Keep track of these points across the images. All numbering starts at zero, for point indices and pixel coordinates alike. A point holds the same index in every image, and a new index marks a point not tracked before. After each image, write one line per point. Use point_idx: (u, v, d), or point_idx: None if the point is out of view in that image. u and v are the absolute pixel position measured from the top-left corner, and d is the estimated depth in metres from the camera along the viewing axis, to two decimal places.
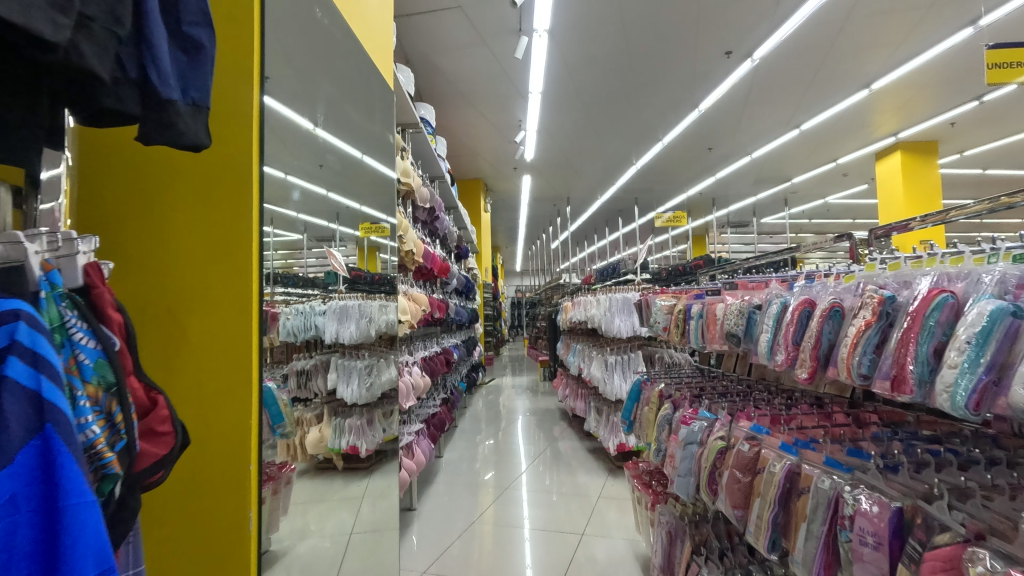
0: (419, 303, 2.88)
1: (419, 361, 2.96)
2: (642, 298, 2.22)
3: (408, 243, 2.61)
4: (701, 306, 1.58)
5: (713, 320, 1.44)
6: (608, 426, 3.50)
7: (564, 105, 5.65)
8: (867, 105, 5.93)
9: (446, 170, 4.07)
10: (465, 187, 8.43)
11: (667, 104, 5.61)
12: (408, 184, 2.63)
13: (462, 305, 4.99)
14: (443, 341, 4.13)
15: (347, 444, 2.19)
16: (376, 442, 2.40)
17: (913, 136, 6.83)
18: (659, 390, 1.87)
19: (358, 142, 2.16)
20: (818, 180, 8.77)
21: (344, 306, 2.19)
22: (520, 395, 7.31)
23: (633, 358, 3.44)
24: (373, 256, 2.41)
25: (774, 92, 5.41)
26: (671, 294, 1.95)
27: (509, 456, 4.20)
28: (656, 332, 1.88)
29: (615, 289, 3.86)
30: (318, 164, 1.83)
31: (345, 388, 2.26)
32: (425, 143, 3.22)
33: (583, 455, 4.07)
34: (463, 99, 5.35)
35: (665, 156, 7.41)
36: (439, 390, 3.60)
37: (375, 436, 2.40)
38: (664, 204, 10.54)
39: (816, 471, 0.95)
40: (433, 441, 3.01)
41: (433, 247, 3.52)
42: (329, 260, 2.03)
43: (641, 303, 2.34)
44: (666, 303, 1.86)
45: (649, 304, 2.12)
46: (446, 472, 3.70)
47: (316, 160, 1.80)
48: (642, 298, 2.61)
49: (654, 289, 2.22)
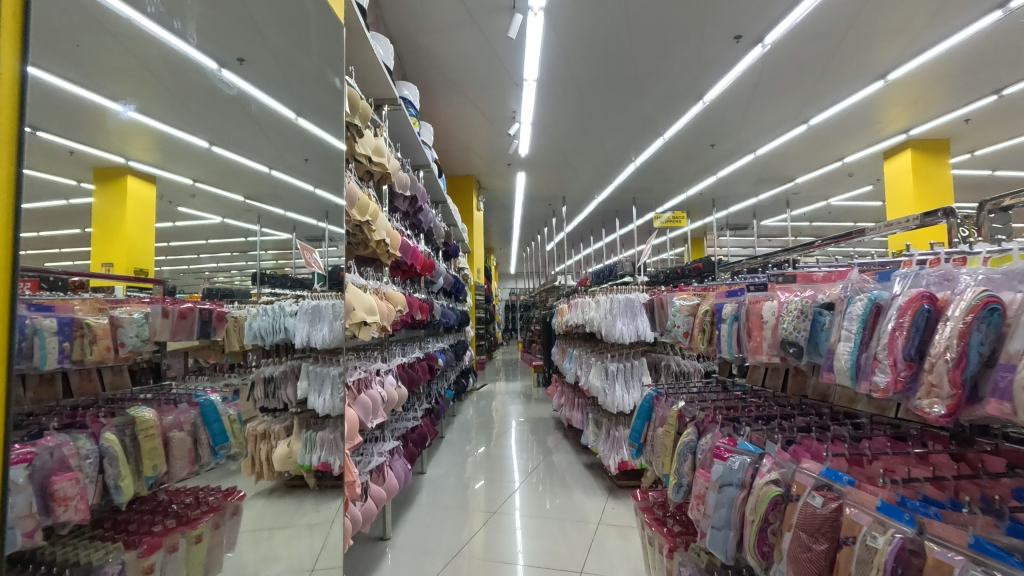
0: (394, 302, 2.37)
1: (395, 370, 2.55)
2: (655, 299, 1.88)
3: (379, 232, 2.16)
4: (737, 306, 1.24)
5: (758, 324, 1.10)
6: (609, 442, 3.15)
7: (558, 96, 5.33)
8: (879, 99, 5.64)
9: (432, 158, 3.73)
10: (457, 184, 8.08)
11: (669, 93, 5.29)
12: (381, 163, 2.23)
13: (450, 307, 4.65)
14: (427, 344, 3.79)
15: (319, 460, 1.91)
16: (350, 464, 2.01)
17: (925, 133, 6.54)
18: (677, 409, 1.53)
19: (298, 102, 1.91)
20: (822, 181, 8.48)
21: (318, 306, 1.93)
22: (512, 402, 6.93)
23: (637, 366, 3.10)
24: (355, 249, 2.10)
25: (782, 82, 5.10)
26: (694, 291, 1.62)
27: (499, 471, 3.83)
28: (674, 338, 1.54)
29: (615, 289, 3.53)
30: (231, 125, 1.73)
31: (316, 398, 1.96)
32: (405, 123, 2.89)
33: (579, 471, 3.71)
34: (452, 86, 5.03)
35: (666, 152, 7.08)
36: (421, 399, 3.26)
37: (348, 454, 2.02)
38: (663, 205, 10.23)
39: (959, 558, 0.62)
40: (410, 461, 2.62)
41: (416, 241, 3.18)
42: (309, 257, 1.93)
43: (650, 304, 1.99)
44: (686, 303, 1.52)
45: (665, 303, 1.77)
46: (429, 489, 3.36)
47: (229, 126, 1.72)
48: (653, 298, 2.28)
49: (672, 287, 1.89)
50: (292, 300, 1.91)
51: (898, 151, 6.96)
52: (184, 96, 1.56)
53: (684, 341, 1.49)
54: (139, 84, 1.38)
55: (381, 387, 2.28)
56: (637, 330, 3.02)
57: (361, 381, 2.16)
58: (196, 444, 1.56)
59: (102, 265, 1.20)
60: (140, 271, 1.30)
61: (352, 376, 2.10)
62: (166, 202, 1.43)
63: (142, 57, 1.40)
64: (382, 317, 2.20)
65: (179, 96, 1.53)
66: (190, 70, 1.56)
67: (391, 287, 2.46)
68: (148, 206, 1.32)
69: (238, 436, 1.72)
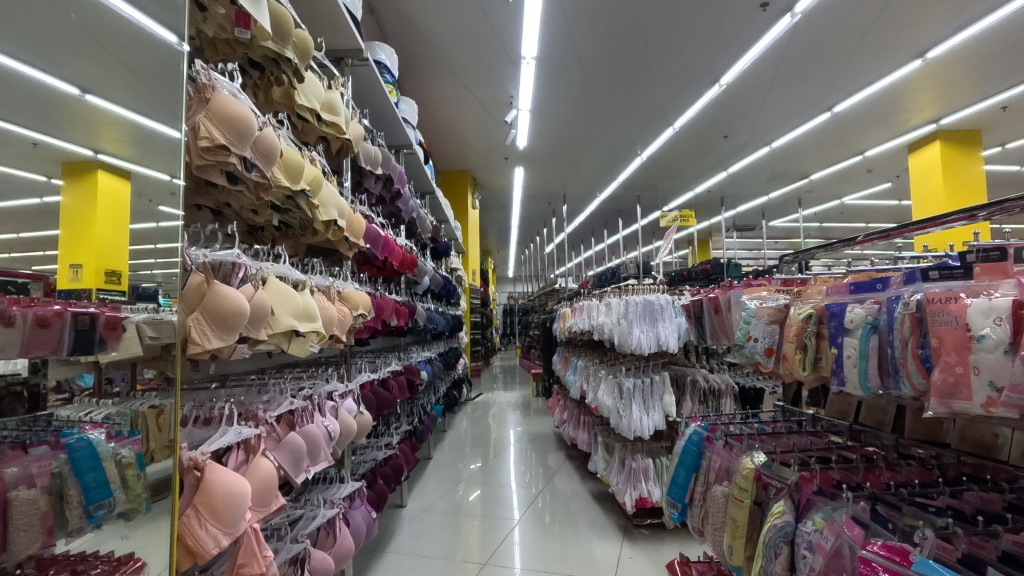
0: (351, 304, 1.78)
1: (358, 391, 1.99)
2: (705, 301, 1.37)
3: (324, 209, 1.52)
4: (893, 312, 0.74)
5: (972, 358, 0.61)
6: (624, 474, 2.60)
7: (561, 77, 4.82)
8: (911, 84, 5.13)
9: (416, 139, 3.24)
10: (450, 180, 7.59)
11: (682, 75, 4.80)
12: (333, 122, 1.71)
13: (439, 311, 4.14)
14: (411, 355, 3.26)
15: (205, 539, 0.94)
16: (298, 549, 1.39)
17: (956, 122, 6.02)
18: (756, 472, 0.99)
19: None
20: (839, 177, 7.97)
21: (257, 311, 1.12)
22: (510, 413, 6.40)
23: (657, 381, 2.57)
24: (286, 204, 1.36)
25: (810, 59, 4.58)
26: (778, 289, 1.11)
27: (497, 498, 3.28)
28: (750, 360, 1.02)
29: (630, 289, 3.03)
30: None
31: (217, 436, 1.06)
32: (378, 90, 2.38)
33: (587, 502, 3.18)
34: (441, 63, 4.53)
35: (675, 145, 6.58)
36: (398, 420, 2.77)
37: (294, 545, 1.38)
38: (670, 204, 9.73)
39: None
40: (378, 503, 2.09)
41: (392, 233, 2.66)
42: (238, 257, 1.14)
43: (691, 306, 1.50)
44: (770, 304, 1.00)
45: (727, 303, 1.25)
46: (409, 525, 2.83)
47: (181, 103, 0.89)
48: (692, 298, 1.76)
49: (728, 283, 1.38)
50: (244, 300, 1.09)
51: (924, 143, 6.45)
52: (162, 85, 0.99)
53: (775, 365, 0.96)
54: (71, 55, 0.94)
55: (324, 419, 1.53)
56: (657, 338, 2.52)
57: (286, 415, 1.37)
58: (61, 504, 0.84)
59: (69, 267, 0.89)
60: (110, 276, 0.94)
61: (274, 408, 1.29)
62: (142, 199, 0.98)
63: (98, 32, 0.96)
64: (326, 322, 1.51)
65: (156, 86, 0.99)
66: (161, 61, 0.98)
67: (349, 285, 1.87)
68: (121, 208, 0.95)
69: (131, 486, 0.91)
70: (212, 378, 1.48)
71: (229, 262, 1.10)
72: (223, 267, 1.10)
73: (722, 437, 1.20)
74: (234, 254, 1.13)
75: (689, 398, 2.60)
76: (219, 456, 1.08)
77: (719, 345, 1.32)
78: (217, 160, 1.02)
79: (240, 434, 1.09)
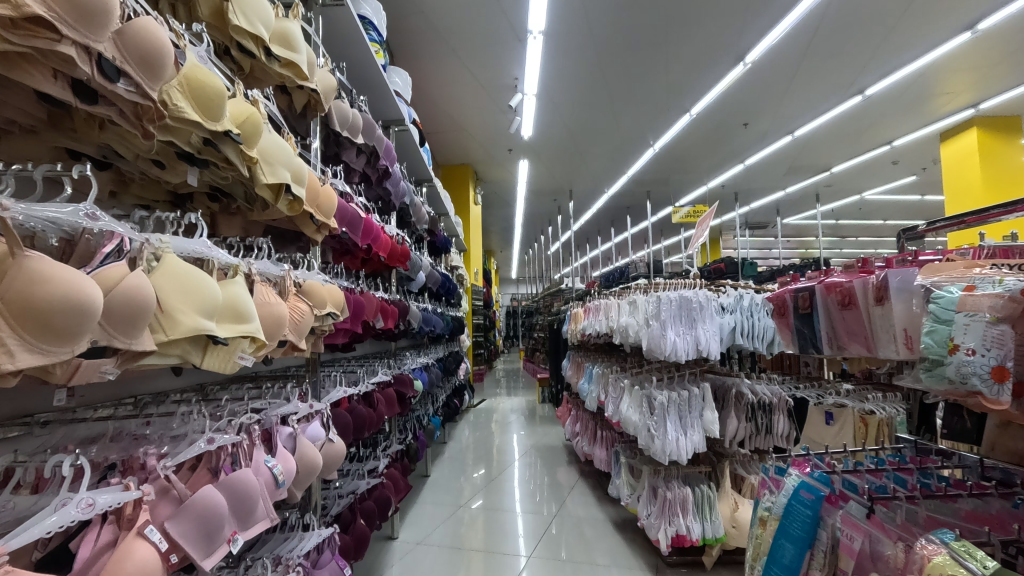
0: (316, 300, 1.36)
1: (329, 411, 1.56)
2: (830, 295, 1.14)
3: (269, 170, 1.11)
4: None
5: None
6: (656, 505, 2.16)
7: (570, 55, 4.40)
8: (951, 63, 4.71)
9: (408, 115, 2.84)
10: (452, 174, 7.20)
11: (703, 53, 4.39)
12: (289, 59, 1.29)
13: (437, 311, 3.74)
14: (404, 362, 2.86)
15: None
16: None
17: (996, 106, 5.61)
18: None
19: None
20: (862, 170, 7.52)
21: (133, 308, 0.71)
22: (515, 421, 5.96)
23: (695, 395, 2.15)
24: (203, 153, 0.95)
25: (847, 32, 4.14)
26: (998, 268, 0.85)
27: (504, 524, 2.86)
28: (956, 387, 0.79)
29: (657, 285, 2.61)
30: None
31: (44, 508, 0.64)
32: (361, 47, 1.99)
33: (605, 530, 2.77)
34: (439, 40, 4.13)
35: (690, 134, 6.18)
36: (385, 442, 2.35)
37: None
38: (681, 200, 9.29)
39: None
40: (358, 550, 1.67)
41: (380, 220, 2.27)
42: (99, 217, 0.73)
43: (793, 298, 1.29)
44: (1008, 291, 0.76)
45: (866, 297, 1.04)
46: (399, 559, 2.42)
47: None
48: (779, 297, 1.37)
49: (851, 263, 1.17)
50: (106, 290, 0.68)
51: (959, 131, 6.02)
52: None
53: (1014, 401, 0.74)
54: None
55: (270, 458, 1.10)
56: (696, 343, 2.10)
57: (206, 456, 0.96)
58: None
59: None
60: None
61: (181, 450, 0.88)
62: None
63: None
64: (272, 328, 1.11)
65: None
66: None
67: (315, 277, 1.45)
68: None
69: None
70: (116, 402, 1.09)
71: (92, 225, 0.71)
72: (83, 241, 0.73)
73: (869, 501, 0.91)
74: (89, 209, 0.72)
75: (734, 415, 2.18)
76: (64, 544, 0.69)
77: (845, 353, 1.12)
78: (36, 45, 0.59)
79: (81, 510, 0.64)
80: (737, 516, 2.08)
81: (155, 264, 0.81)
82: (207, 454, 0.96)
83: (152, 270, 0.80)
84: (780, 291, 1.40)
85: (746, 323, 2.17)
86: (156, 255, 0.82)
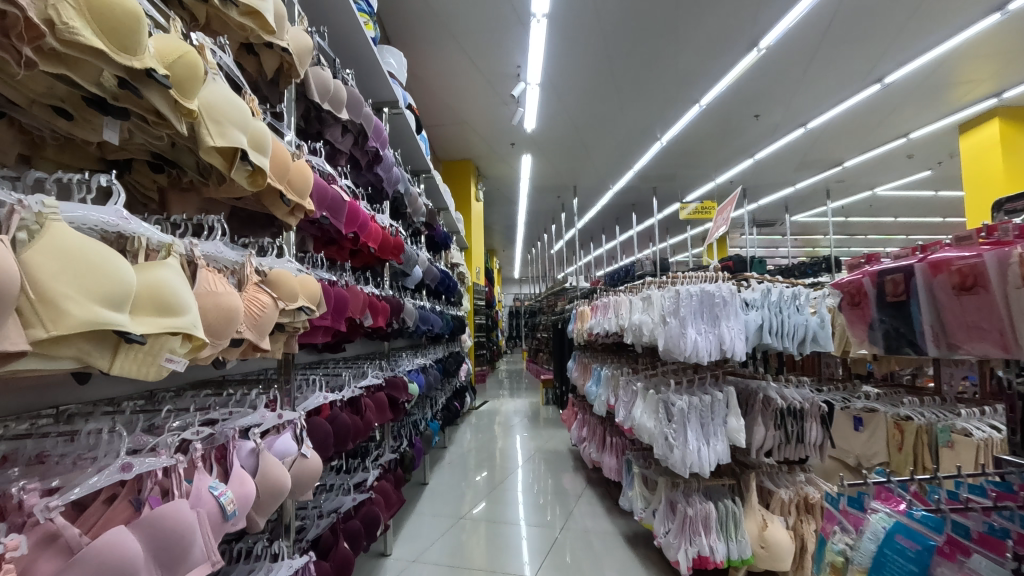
0: (285, 291, 1.14)
1: (305, 420, 1.36)
2: (942, 277, 0.96)
3: (214, 131, 0.90)
4: None
5: None
6: (675, 522, 1.95)
7: (576, 41, 4.19)
8: (976, 49, 4.49)
9: (403, 97, 2.63)
10: (453, 169, 7.01)
11: (716, 37, 4.17)
12: (250, 5, 1.08)
13: (436, 309, 3.54)
14: (399, 363, 2.66)
15: None
16: None
17: (1020, 96, 5.38)
18: None
19: None
20: (875, 164, 7.30)
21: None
22: (518, 423, 5.75)
23: (718, 400, 1.94)
24: (119, 98, 0.74)
25: (870, 14, 3.92)
26: None
27: (506, 537, 2.65)
28: None
29: (673, 280, 2.40)
30: None
31: None
32: (347, 14, 1.78)
33: (616, 544, 2.56)
34: (438, 24, 3.93)
35: (698, 127, 5.97)
36: (373, 452, 2.15)
37: None
38: (687, 196, 9.08)
39: None
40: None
41: (370, 208, 2.07)
42: None
43: (874, 283, 1.12)
44: None
45: (1001, 276, 0.85)
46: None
47: None
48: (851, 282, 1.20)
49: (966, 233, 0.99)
50: None
51: (978, 122, 5.80)
52: None
53: None
54: None
55: (218, 484, 0.89)
56: (720, 342, 1.89)
57: (130, 482, 0.77)
58: None
59: None
60: None
61: (80, 480, 0.68)
62: None
63: None
64: (218, 325, 0.90)
65: None
66: None
67: (285, 266, 1.24)
68: None
69: None
70: (31, 414, 0.90)
71: None
72: None
73: None
74: None
75: (761, 422, 1.97)
76: None
77: (964, 350, 0.93)
78: None
79: None
80: (766, 534, 1.86)
81: (33, 234, 0.60)
82: (132, 480, 0.77)
83: (25, 243, 0.59)
84: (851, 275, 1.23)
85: (775, 321, 1.96)
86: (39, 220, 0.62)
